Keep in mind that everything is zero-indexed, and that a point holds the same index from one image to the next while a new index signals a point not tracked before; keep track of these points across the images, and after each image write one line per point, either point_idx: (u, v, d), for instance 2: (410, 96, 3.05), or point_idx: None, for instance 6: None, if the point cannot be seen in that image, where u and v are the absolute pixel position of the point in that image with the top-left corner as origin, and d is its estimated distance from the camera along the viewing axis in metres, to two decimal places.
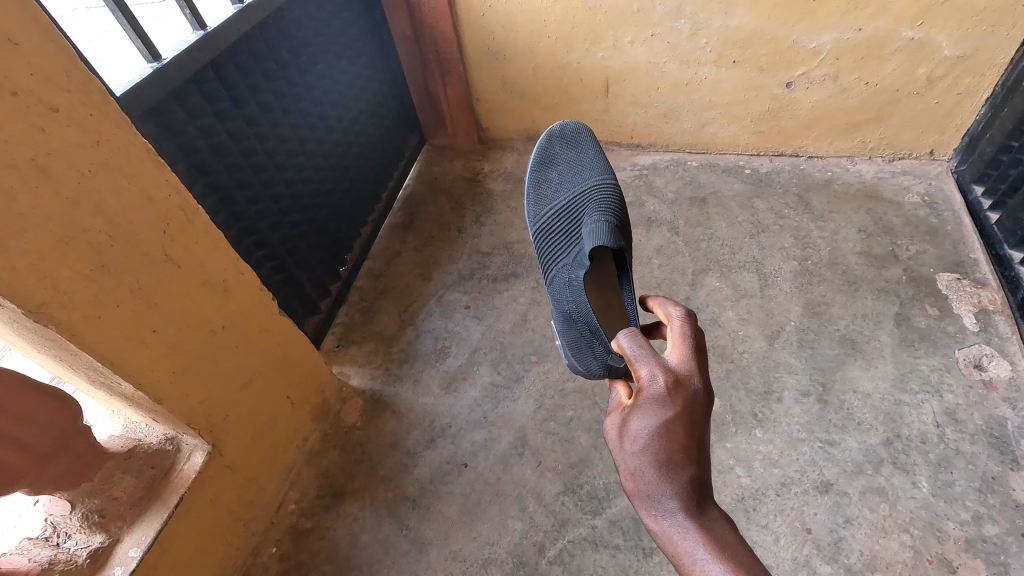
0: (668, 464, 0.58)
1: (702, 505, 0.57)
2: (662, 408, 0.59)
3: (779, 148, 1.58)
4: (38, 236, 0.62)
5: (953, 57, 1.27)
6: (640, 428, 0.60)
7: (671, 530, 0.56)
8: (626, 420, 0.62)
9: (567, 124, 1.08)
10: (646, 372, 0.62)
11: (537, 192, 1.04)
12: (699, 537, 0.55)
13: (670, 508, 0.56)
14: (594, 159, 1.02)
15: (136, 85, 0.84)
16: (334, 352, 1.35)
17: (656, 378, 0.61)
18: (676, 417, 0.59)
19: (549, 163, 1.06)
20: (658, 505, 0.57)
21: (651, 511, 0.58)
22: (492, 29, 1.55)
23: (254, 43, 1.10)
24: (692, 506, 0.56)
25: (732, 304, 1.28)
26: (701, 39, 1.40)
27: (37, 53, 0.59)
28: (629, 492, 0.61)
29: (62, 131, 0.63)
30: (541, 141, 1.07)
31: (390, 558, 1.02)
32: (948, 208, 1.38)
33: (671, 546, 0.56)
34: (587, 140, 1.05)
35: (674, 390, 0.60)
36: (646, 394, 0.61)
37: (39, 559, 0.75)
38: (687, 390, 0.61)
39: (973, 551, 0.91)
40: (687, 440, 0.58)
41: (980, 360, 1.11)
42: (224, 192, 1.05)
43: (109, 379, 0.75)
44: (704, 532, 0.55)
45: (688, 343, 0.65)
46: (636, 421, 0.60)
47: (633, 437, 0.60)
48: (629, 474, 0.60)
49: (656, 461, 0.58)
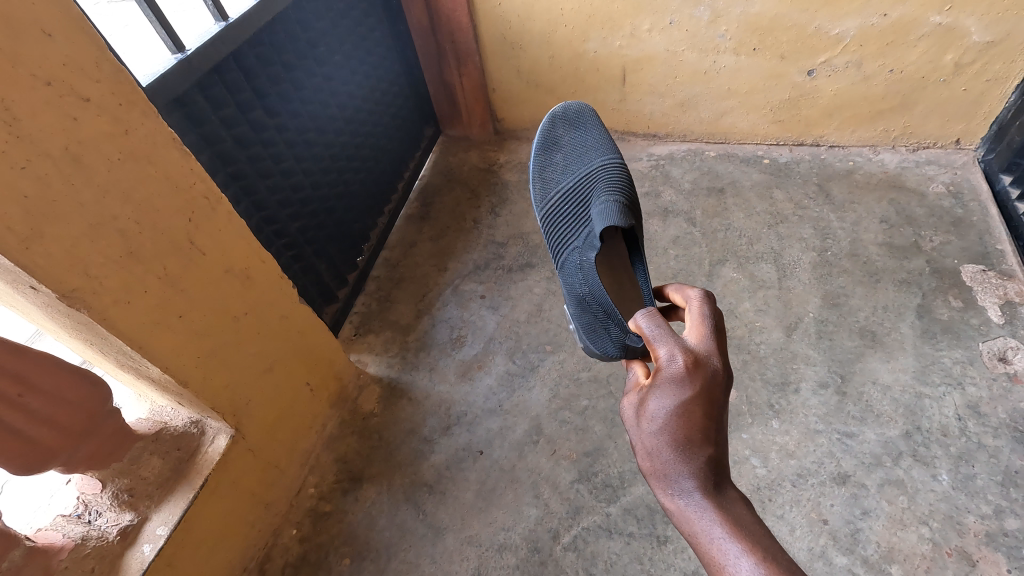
0: (686, 444, 0.58)
1: (719, 485, 0.57)
2: (681, 387, 0.60)
3: (799, 138, 1.55)
4: (71, 222, 0.64)
5: (982, 43, 1.24)
6: (658, 407, 0.60)
7: (687, 509, 0.56)
8: (643, 400, 0.62)
9: (569, 106, 1.09)
10: (665, 351, 0.63)
11: (543, 176, 1.05)
12: (716, 517, 0.55)
13: (687, 487, 0.57)
14: (598, 140, 1.03)
15: (161, 76, 0.87)
16: (352, 340, 1.37)
17: (675, 357, 0.62)
18: (695, 396, 0.59)
19: (553, 146, 1.07)
20: (674, 485, 0.57)
21: (668, 490, 0.58)
22: (508, 19, 1.55)
23: (274, 34, 1.11)
24: (709, 486, 0.57)
25: (750, 295, 1.27)
26: (720, 26, 1.38)
27: (69, 44, 0.61)
28: (645, 471, 0.61)
29: (94, 120, 0.64)
30: (544, 125, 1.08)
31: (407, 542, 1.04)
32: (974, 198, 1.35)
33: (688, 525, 0.56)
34: (591, 122, 1.07)
35: (693, 369, 0.61)
36: (665, 373, 0.61)
37: (72, 535, 0.79)
38: (706, 369, 0.61)
39: (993, 545, 0.90)
40: (706, 419, 0.58)
41: (1004, 353, 1.09)
42: (245, 181, 1.07)
43: (138, 362, 0.78)
44: (721, 511, 0.56)
45: (707, 324, 0.66)
46: (654, 400, 0.61)
47: (651, 416, 0.60)
48: (646, 454, 0.60)
49: (673, 440, 0.58)
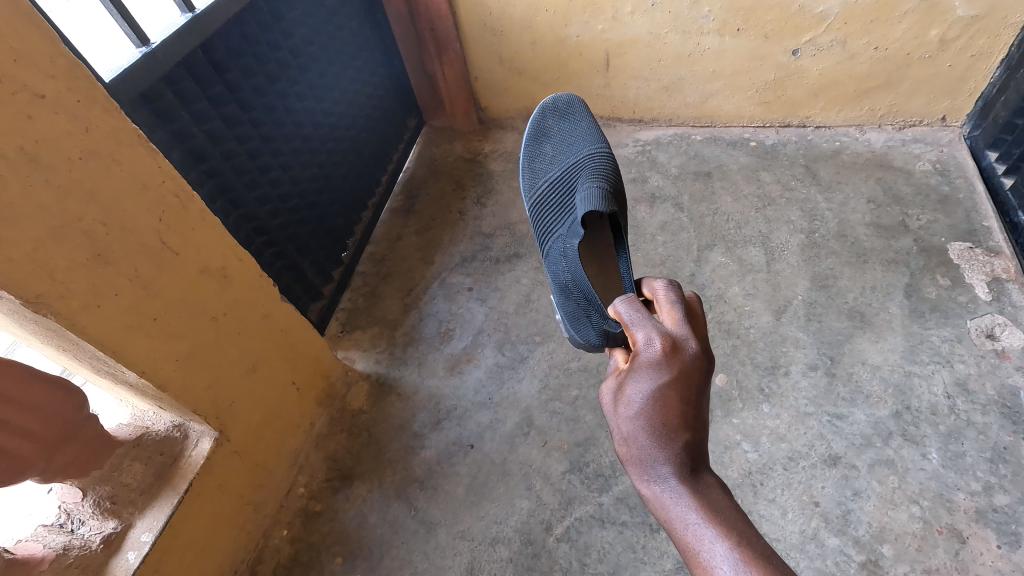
0: (663, 430, 0.57)
1: (697, 471, 0.57)
2: (658, 373, 0.59)
3: (785, 119, 1.54)
4: (31, 224, 0.62)
5: (966, 18, 1.22)
6: (636, 392, 0.59)
7: (663, 495, 0.56)
8: (622, 385, 0.62)
9: (558, 97, 1.07)
10: (643, 336, 0.62)
11: (532, 167, 1.04)
12: (691, 502, 0.54)
13: (663, 473, 0.56)
14: (588, 129, 1.01)
15: (125, 70, 0.84)
16: (339, 337, 1.35)
17: (652, 341, 0.61)
18: (672, 381, 0.59)
19: (542, 137, 1.05)
20: (650, 470, 0.57)
21: (644, 476, 0.57)
22: (488, 4, 1.51)
23: (245, 26, 1.08)
24: (685, 472, 0.56)
25: (739, 279, 1.26)
26: (703, 7, 1.36)
27: (18, 37, 0.58)
28: (622, 457, 0.60)
29: (49, 118, 0.62)
30: (534, 116, 1.07)
31: (399, 539, 1.03)
32: (961, 175, 1.34)
33: (663, 511, 0.55)
34: (580, 112, 1.05)
35: (671, 354, 0.60)
36: (643, 358, 0.61)
37: (53, 545, 0.77)
38: (685, 354, 0.60)
39: (983, 521, 0.90)
40: (683, 404, 0.58)
41: (992, 330, 1.09)
42: (221, 178, 1.04)
43: (113, 368, 0.76)
44: (697, 497, 0.55)
45: (680, 310, 0.65)
46: (632, 384, 0.60)
47: (629, 402, 0.60)
48: (623, 440, 0.60)
49: (650, 426, 0.57)
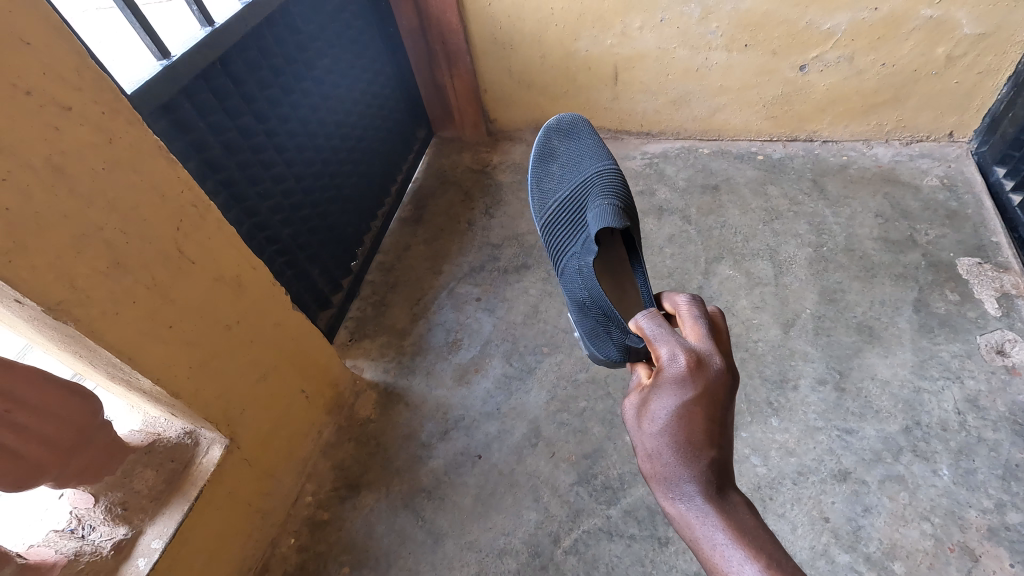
0: (688, 448, 0.57)
1: (722, 489, 0.57)
2: (682, 389, 0.59)
3: (792, 133, 1.55)
4: (55, 232, 0.63)
5: (973, 35, 1.23)
6: (661, 409, 0.60)
7: (689, 514, 0.56)
8: (646, 401, 0.62)
9: (562, 118, 1.10)
10: (667, 352, 0.62)
11: (540, 187, 1.05)
12: (718, 521, 0.55)
13: (688, 492, 0.56)
14: (593, 147, 1.03)
15: (146, 82, 0.86)
16: (347, 346, 1.36)
17: (677, 357, 0.61)
18: (697, 397, 0.59)
19: (549, 157, 1.07)
20: (675, 489, 0.57)
21: (669, 495, 0.57)
22: (499, 19, 1.54)
23: (262, 39, 1.10)
24: (711, 491, 0.56)
25: (747, 292, 1.26)
26: (712, 23, 1.38)
27: (48, 52, 0.59)
28: (647, 474, 0.61)
29: (75, 129, 0.63)
30: (539, 137, 1.09)
31: (406, 549, 1.03)
32: (969, 191, 1.35)
33: (689, 530, 0.56)
34: (585, 131, 1.07)
35: (696, 370, 0.60)
36: (667, 375, 0.61)
37: (65, 551, 0.78)
38: (709, 370, 0.60)
39: (996, 539, 0.89)
40: (708, 421, 0.58)
41: (1002, 346, 1.08)
42: (236, 188, 1.06)
43: (128, 374, 0.77)
44: (724, 516, 0.55)
45: (703, 324, 0.65)
46: (657, 401, 0.61)
47: (653, 418, 0.60)
48: (646, 456, 0.60)
49: (675, 444, 0.58)
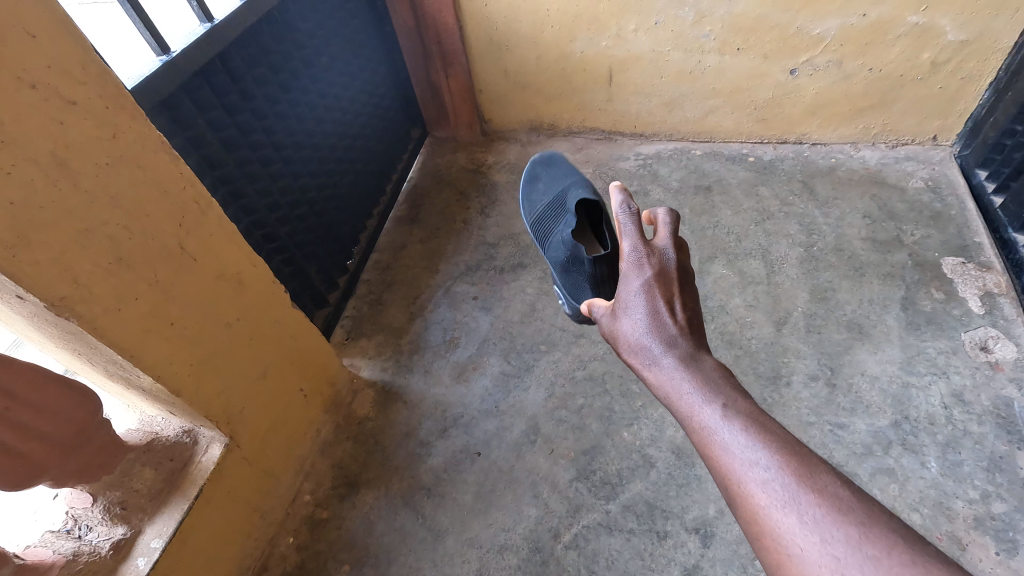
0: (656, 323, 0.65)
1: (692, 351, 0.63)
2: (640, 274, 0.69)
3: (783, 136, 1.58)
4: (59, 228, 0.62)
5: (956, 42, 1.27)
6: (626, 296, 0.69)
7: (662, 375, 0.62)
8: (617, 296, 0.72)
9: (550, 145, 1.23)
10: (628, 244, 0.72)
11: (531, 198, 1.13)
12: (684, 374, 0.60)
13: (657, 356, 0.63)
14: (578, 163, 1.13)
15: (146, 77, 0.85)
16: (344, 345, 1.36)
17: (636, 248, 0.71)
18: (651, 279, 0.68)
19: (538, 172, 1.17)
20: (646, 356, 0.65)
21: (643, 362, 0.65)
22: (495, 19, 1.55)
23: (260, 36, 1.10)
24: (679, 353, 0.62)
25: (740, 291, 1.29)
26: (705, 26, 1.40)
27: (54, 46, 0.59)
28: (627, 356, 0.69)
29: (79, 123, 0.63)
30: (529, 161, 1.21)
31: (406, 546, 1.03)
32: (952, 193, 1.39)
33: (661, 389, 0.61)
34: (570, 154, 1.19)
35: (649, 258, 0.70)
36: (627, 265, 0.71)
37: (62, 551, 0.76)
38: (660, 260, 0.70)
39: (981, 528, 0.92)
40: (663, 300, 0.67)
41: (986, 343, 1.12)
42: (234, 185, 1.05)
43: (129, 371, 0.76)
44: (689, 370, 0.60)
45: (669, 228, 0.73)
46: (625, 291, 0.70)
47: (623, 307, 0.69)
48: (626, 338, 0.68)
49: (648, 320, 0.66)
